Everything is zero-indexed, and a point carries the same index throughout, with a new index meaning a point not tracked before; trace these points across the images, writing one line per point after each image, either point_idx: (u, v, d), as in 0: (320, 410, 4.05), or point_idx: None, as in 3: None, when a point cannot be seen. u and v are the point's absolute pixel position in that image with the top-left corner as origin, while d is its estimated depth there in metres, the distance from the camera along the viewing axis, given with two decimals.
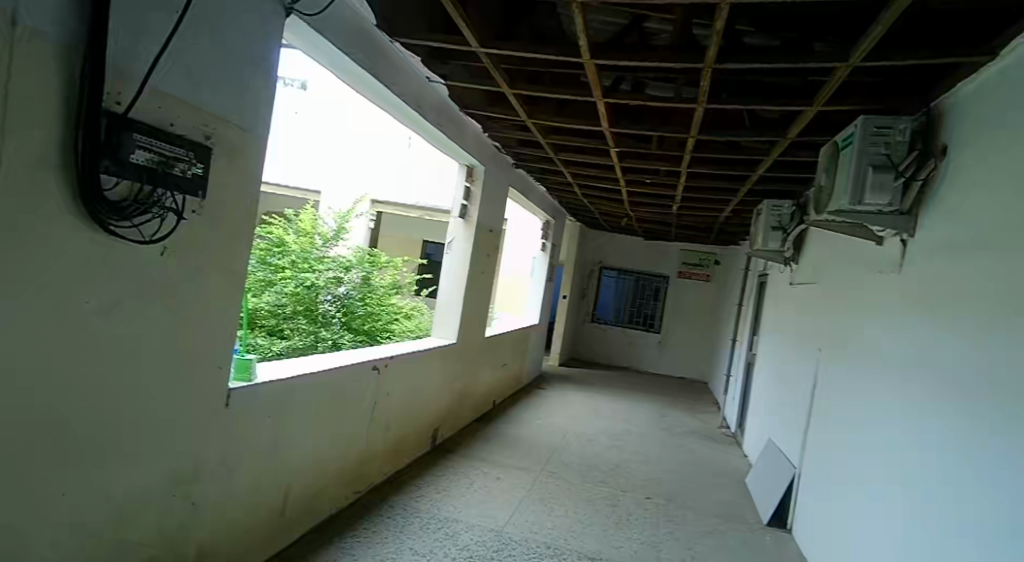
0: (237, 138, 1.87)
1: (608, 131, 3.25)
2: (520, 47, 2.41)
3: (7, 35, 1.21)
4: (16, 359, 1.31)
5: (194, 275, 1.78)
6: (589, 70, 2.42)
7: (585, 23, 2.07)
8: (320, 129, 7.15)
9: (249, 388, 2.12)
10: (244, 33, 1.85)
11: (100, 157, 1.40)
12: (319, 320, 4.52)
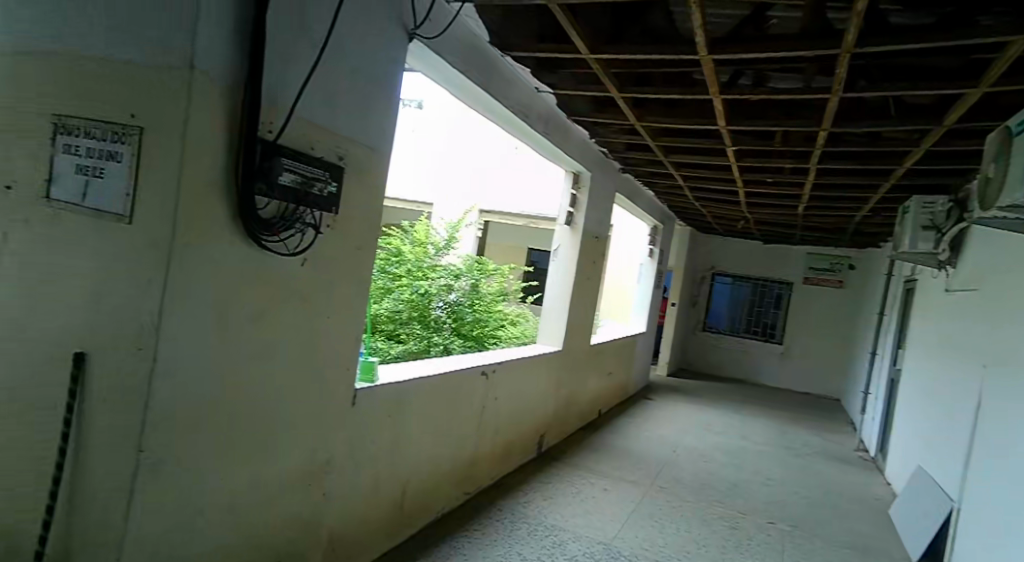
0: (365, 158, 1.99)
1: (726, 129, 3.12)
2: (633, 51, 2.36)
3: (186, 76, 1.38)
4: (190, 360, 1.48)
5: (329, 285, 1.91)
6: (705, 66, 2.33)
7: (702, 18, 1.99)
8: (434, 144, 7.42)
9: (373, 389, 2.23)
10: (374, 59, 1.97)
11: (255, 180, 1.54)
12: (432, 326, 4.67)
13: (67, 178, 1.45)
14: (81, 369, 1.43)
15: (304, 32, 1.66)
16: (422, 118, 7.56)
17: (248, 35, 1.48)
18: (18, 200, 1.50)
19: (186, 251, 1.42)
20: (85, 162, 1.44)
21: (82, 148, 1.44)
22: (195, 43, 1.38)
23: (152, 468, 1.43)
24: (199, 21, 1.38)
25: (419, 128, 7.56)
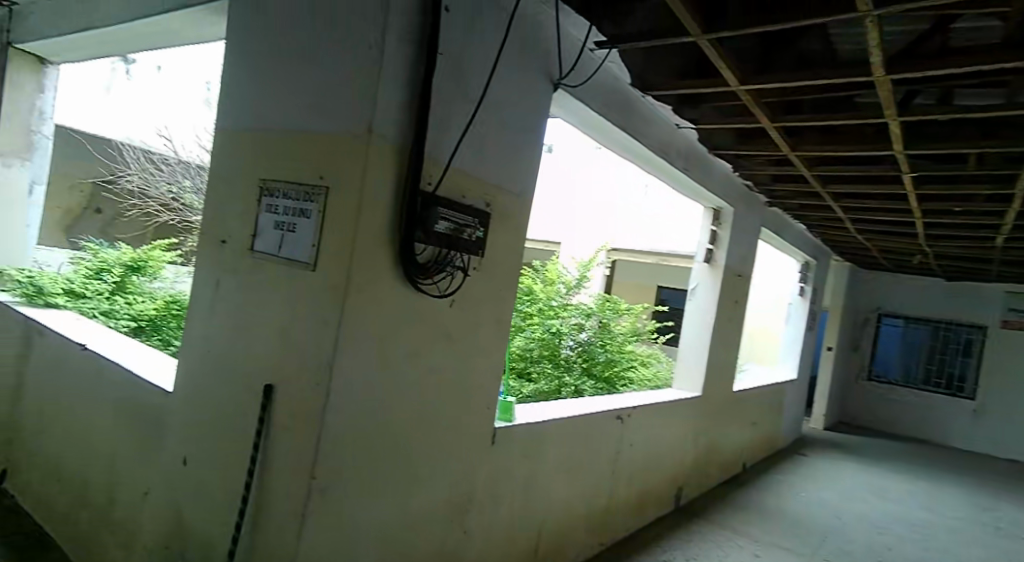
0: (510, 204, 2.06)
1: (903, 153, 2.85)
2: (790, 77, 2.25)
3: (365, 139, 1.54)
4: (357, 395, 1.60)
5: (476, 326, 1.98)
6: (882, 87, 2.18)
7: (881, 37, 1.87)
8: (565, 186, 7.55)
9: (512, 428, 2.24)
10: (522, 111, 2.06)
11: (415, 228, 1.66)
12: (562, 365, 4.61)
13: (268, 233, 1.70)
14: (269, 399, 1.61)
15: (463, 94, 1.80)
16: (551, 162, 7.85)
17: (415, 102, 1.63)
18: (231, 252, 1.79)
19: (358, 293, 1.56)
20: (280, 219, 1.67)
21: (279, 207, 1.68)
22: (373, 111, 1.55)
23: (321, 494, 1.54)
24: (379, 92, 1.55)
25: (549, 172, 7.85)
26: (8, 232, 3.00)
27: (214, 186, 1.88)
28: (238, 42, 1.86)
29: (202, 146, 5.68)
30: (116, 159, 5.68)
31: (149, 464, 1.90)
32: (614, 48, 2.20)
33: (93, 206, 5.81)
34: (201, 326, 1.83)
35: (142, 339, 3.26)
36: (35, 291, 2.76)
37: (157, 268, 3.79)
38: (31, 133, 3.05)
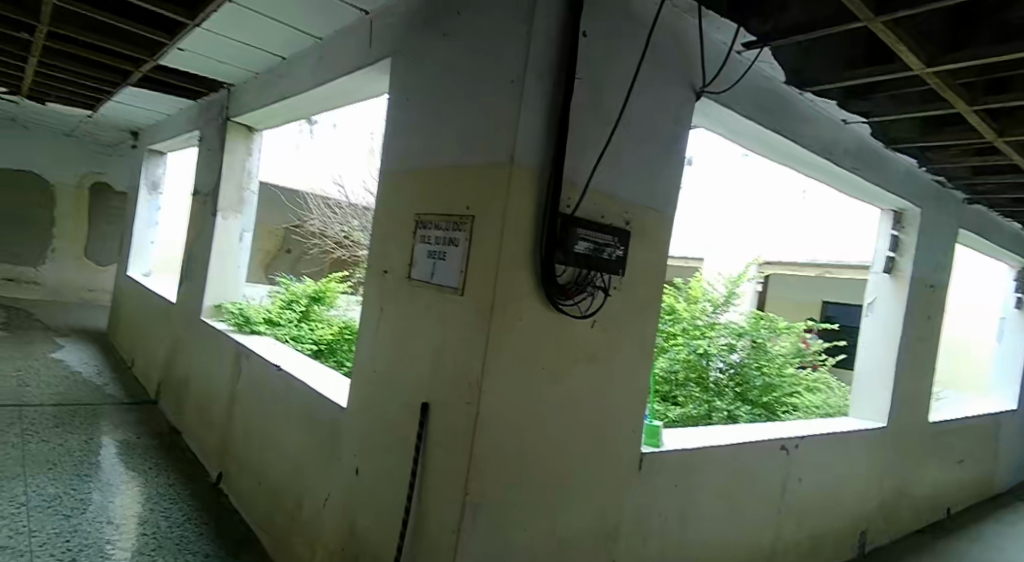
0: (652, 220, 2.03)
1: None
2: (987, 53, 2.00)
3: (508, 168, 1.64)
4: (505, 414, 1.67)
5: (619, 346, 1.97)
6: None
7: None
8: (714, 197, 7.29)
9: (660, 454, 2.16)
10: (661, 128, 2.04)
11: (555, 250, 1.70)
12: (711, 389, 4.20)
13: (423, 262, 1.85)
14: (426, 417, 1.74)
15: (600, 117, 1.83)
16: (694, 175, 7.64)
17: (553, 129, 1.71)
18: (392, 281, 1.98)
19: (504, 315, 1.64)
20: (433, 248, 1.82)
21: (432, 238, 1.83)
22: (514, 140, 1.64)
23: (473, 509, 1.62)
24: (520, 121, 1.64)
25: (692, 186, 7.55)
26: (224, 272, 3.58)
27: (379, 220, 2.10)
28: (398, 92, 2.09)
29: (366, 188, 6.03)
30: (302, 207, 6.58)
31: (328, 473, 2.13)
32: (765, 44, 2.11)
33: (286, 248, 7.06)
34: (369, 349, 2.03)
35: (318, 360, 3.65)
36: (243, 320, 3.28)
37: (332, 298, 4.31)
38: (243, 190, 3.64)
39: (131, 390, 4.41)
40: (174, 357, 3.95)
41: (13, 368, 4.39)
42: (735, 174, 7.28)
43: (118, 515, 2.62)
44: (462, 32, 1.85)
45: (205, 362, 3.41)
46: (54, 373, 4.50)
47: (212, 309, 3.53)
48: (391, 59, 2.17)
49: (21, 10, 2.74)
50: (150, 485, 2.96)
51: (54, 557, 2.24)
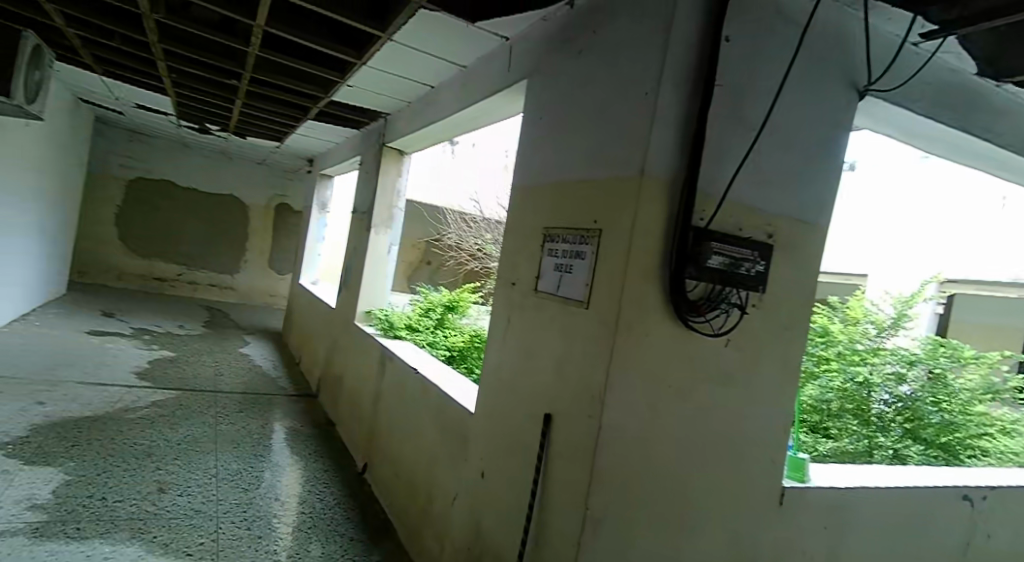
0: (800, 232, 1.87)
1: None
2: None
3: (638, 182, 1.61)
4: (629, 430, 1.64)
5: (757, 367, 1.84)
6: None
7: None
8: (880, 206, 6.50)
9: (805, 489, 1.97)
10: (814, 133, 1.88)
11: (686, 264, 1.64)
12: (874, 424, 3.73)
13: (550, 275, 1.89)
14: (548, 427, 1.76)
15: (742, 125, 1.74)
16: (854, 183, 6.94)
17: (689, 140, 1.66)
18: (520, 292, 2.04)
19: (630, 331, 1.61)
20: (560, 261, 1.85)
21: (559, 251, 1.86)
22: (646, 153, 1.62)
23: (595, 524, 1.61)
24: (652, 134, 1.61)
25: (854, 193, 6.85)
26: (373, 283, 3.93)
27: (510, 234, 2.18)
28: (532, 112, 2.16)
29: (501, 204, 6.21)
30: (443, 222, 6.94)
31: (457, 473, 2.24)
32: (949, 31, 1.87)
33: (425, 260, 7.56)
34: (497, 357, 2.12)
35: (452, 365, 3.75)
36: (388, 325, 3.58)
37: (464, 307, 4.38)
38: (392, 208, 3.96)
39: (297, 384, 4.98)
40: (332, 357, 4.40)
41: (211, 360, 5.17)
42: (910, 180, 6.27)
43: (283, 493, 2.96)
44: (597, 49, 1.86)
45: (357, 363, 3.76)
46: (240, 365, 5.23)
47: (363, 315, 3.92)
48: (527, 81, 2.25)
49: (230, 61, 3.25)
50: (309, 469, 3.32)
51: (234, 523, 2.60)
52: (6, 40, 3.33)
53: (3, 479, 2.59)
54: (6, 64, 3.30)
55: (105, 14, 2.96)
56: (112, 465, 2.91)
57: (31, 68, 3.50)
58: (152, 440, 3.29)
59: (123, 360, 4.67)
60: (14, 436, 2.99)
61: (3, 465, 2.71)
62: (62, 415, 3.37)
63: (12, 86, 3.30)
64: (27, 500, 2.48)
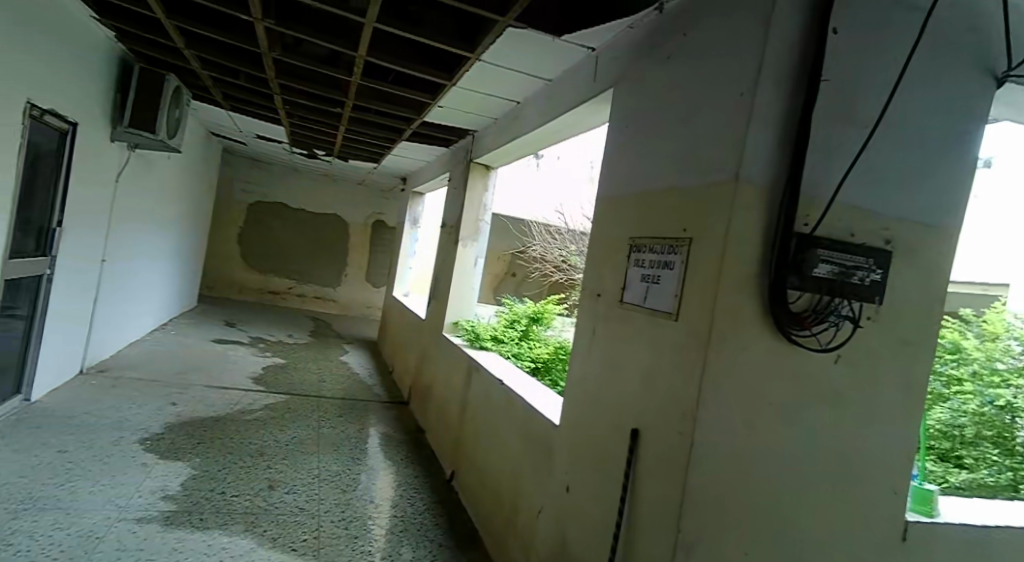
0: (923, 238, 1.68)
1: None
2: None
3: (733, 187, 1.51)
4: (725, 450, 1.53)
5: (873, 387, 1.65)
6: None
7: None
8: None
9: (931, 526, 1.75)
10: (939, 128, 1.68)
11: (787, 273, 1.51)
12: (1020, 456, 3.25)
13: (636, 286, 1.82)
14: (635, 443, 1.69)
15: (853, 122, 1.59)
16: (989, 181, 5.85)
17: (791, 142, 1.54)
18: (605, 304, 1.99)
19: (726, 345, 1.51)
20: (647, 272, 1.78)
21: (646, 261, 1.80)
22: (742, 155, 1.51)
23: (687, 550, 1.51)
24: (749, 135, 1.51)
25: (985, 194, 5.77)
26: (461, 295, 4.04)
27: (595, 246, 2.14)
28: (619, 119, 2.11)
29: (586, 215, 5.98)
30: (530, 235, 6.93)
31: (542, 486, 2.20)
32: None
33: (510, 272, 7.62)
34: (582, 370, 2.07)
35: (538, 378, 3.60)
36: (474, 337, 3.66)
37: (549, 318, 4.28)
38: (479, 221, 4.05)
39: (391, 391, 5.17)
40: (422, 366, 4.52)
41: (315, 367, 5.50)
42: None
43: (377, 496, 3.07)
44: (688, 52, 1.78)
45: (445, 374, 3.85)
46: (340, 373, 5.50)
47: (451, 326, 4.04)
48: (614, 90, 2.20)
49: (334, 90, 3.45)
50: (402, 474, 3.42)
51: (334, 523, 2.72)
52: (151, 85, 3.67)
53: (142, 471, 2.87)
54: (150, 105, 3.69)
55: (231, 54, 3.22)
56: (231, 462, 3.15)
57: (172, 108, 3.84)
58: (264, 440, 3.53)
59: (240, 366, 5.07)
60: (151, 433, 3.32)
61: (142, 458, 3.00)
62: (190, 415, 3.70)
63: (156, 125, 3.71)
64: (161, 491, 2.73)
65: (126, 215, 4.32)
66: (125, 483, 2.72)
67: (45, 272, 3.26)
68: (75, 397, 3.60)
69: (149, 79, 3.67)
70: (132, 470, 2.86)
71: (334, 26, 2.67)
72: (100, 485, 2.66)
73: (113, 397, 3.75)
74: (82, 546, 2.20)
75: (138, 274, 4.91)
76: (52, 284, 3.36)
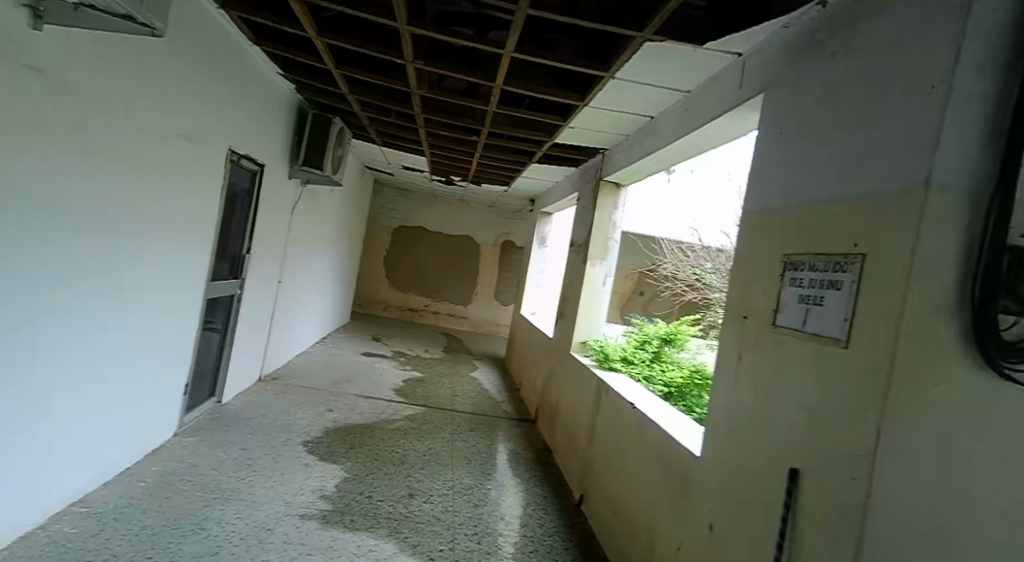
0: None
1: None
2: None
3: (920, 195, 1.32)
4: (915, 504, 1.31)
5: None
6: None
7: None
8: None
9: None
10: None
11: (998, 293, 1.26)
12: None
13: (792, 308, 1.67)
14: (795, 483, 1.53)
15: None
16: None
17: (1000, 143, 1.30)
18: (753, 327, 1.85)
19: (912, 379, 1.31)
20: (806, 292, 1.62)
21: (805, 280, 1.64)
22: (933, 158, 1.31)
23: None
24: (942, 138, 1.31)
25: None
26: (590, 314, 3.99)
27: (741, 265, 2.00)
28: (771, 127, 1.96)
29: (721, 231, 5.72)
30: (660, 253, 6.71)
31: (681, 521, 2.07)
32: None
33: (638, 290, 7.48)
34: (728, 398, 1.93)
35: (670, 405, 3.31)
36: (603, 357, 3.64)
37: (684, 340, 4.07)
38: (608, 240, 3.99)
39: (520, 409, 5.19)
40: (550, 384, 4.49)
41: (450, 382, 5.68)
42: None
43: (508, 514, 3.07)
44: (858, 48, 1.61)
45: (573, 394, 3.80)
46: (473, 389, 5.63)
47: (579, 345, 3.99)
48: (764, 96, 2.05)
49: (470, 119, 3.61)
50: (531, 493, 3.41)
51: (467, 536, 2.75)
52: (321, 128, 4.06)
53: (305, 470, 3.13)
54: (319, 146, 4.08)
55: (383, 94, 3.46)
56: (377, 468, 3.32)
57: (337, 146, 4.23)
58: (406, 449, 3.70)
59: (383, 378, 5.38)
60: (312, 436, 3.61)
61: (305, 459, 3.27)
62: (345, 422, 3.98)
63: (323, 161, 4.10)
64: (320, 490, 2.94)
65: (298, 240, 4.81)
66: (290, 481, 2.96)
67: (235, 292, 3.69)
68: (256, 401, 4.04)
69: (319, 123, 4.06)
70: (298, 469, 3.13)
71: (476, 60, 2.79)
72: (271, 481, 2.92)
73: (285, 402, 4.15)
74: (256, 535, 2.43)
75: (304, 292, 5.41)
76: (242, 302, 3.82)
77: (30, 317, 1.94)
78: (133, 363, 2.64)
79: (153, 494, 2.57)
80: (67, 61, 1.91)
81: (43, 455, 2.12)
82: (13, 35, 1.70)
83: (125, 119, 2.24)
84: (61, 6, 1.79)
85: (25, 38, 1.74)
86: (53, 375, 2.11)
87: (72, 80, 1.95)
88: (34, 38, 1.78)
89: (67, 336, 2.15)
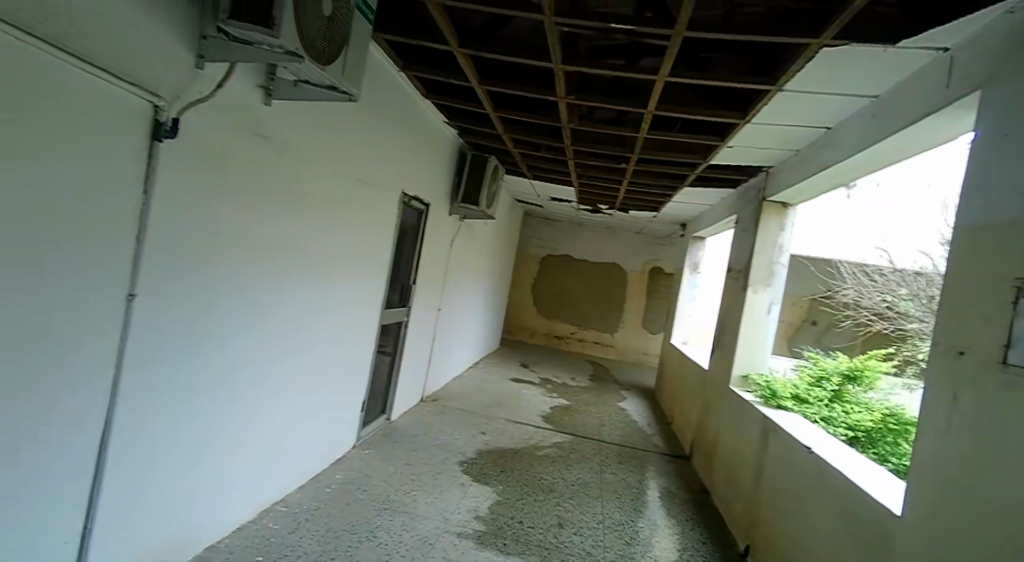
0: None
1: None
2: None
3: None
4: None
5: None
6: None
7: None
8: None
9: None
10: None
11: None
12: None
13: None
14: None
15: None
16: None
17: None
18: (973, 364, 1.57)
19: None
20: None
21: None
22: None
23: None
24: None
25: None
26: (753, 345, 3.70)
27: (952, 292, 1.73)
28: (993, 127, 1.68)
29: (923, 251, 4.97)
30: (839, 278, 6.06)
31: None
32: None
33: (810, 319, 7.06)
34: (936, 447, 1.66)
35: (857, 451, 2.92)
36: (770, 394, 3.32)
37: (872, 379, 3.61)
38: (773, 265, 3.70)
39: (672, 443, 4.94)
40: (706, 419, 4.22)
41: (598, 411, 5.58)
42: None
43: (664, 557, 2.90)
44: None
45: (734, 432, 3.53)
46: (622, 419, 5.48)
47: (740, 379, 3.70)
48: (982, 91, 1.78)
49: (620, 147, 3.57)
50: (689, 537, 3.20)
51: None
52: (478, 166, 4.29)
53: (461, 489, 3.22)
54: (476, 184, 4.30)
55: (533, 130, 3.55)
56: (528, 494, 3.33)
57: (491, 182, 4.43)
58: (556, 477, 3.67)
59: (532, 403, 5.43)
60: (467, 457, 3.72)
61: (461, 479, 3.36)
62: (496, 445, 4.05)
63: (478, 197, 4.29)
64: (474, 511, 3.00)
65: (456, 271, 5.08)
66: (448, 499, 3.06)
67: (403, 319, 3.96)
68: (417, 419, 4.28)
69: (477, 162, 4.30)
70: (455, 487, 3.23)
71: (629, 88, 2.76)
72: (433, 497, 3.05)
73: (442, 422, 4.34)
74: (419, 548, 2.52)
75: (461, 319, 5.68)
76: (408, 329, 4.10)
77: (235, 361, 2.17)
78: (324, 381, 2.92)
79: (337, 500, 2.79)
80: (287, 128, 2.22)
81: (252, 476, 2.43)
82: (252, 112, 2.01)
83: (324, 165, 2.53)
84: (287, 82, 2.06)
85: (260, 113, 2.04)
86: (259, 407, 2.39)
87: (290, 142, 2.25)
88: (266, 111, 2.08)
89: (270, 366, 2.43)
